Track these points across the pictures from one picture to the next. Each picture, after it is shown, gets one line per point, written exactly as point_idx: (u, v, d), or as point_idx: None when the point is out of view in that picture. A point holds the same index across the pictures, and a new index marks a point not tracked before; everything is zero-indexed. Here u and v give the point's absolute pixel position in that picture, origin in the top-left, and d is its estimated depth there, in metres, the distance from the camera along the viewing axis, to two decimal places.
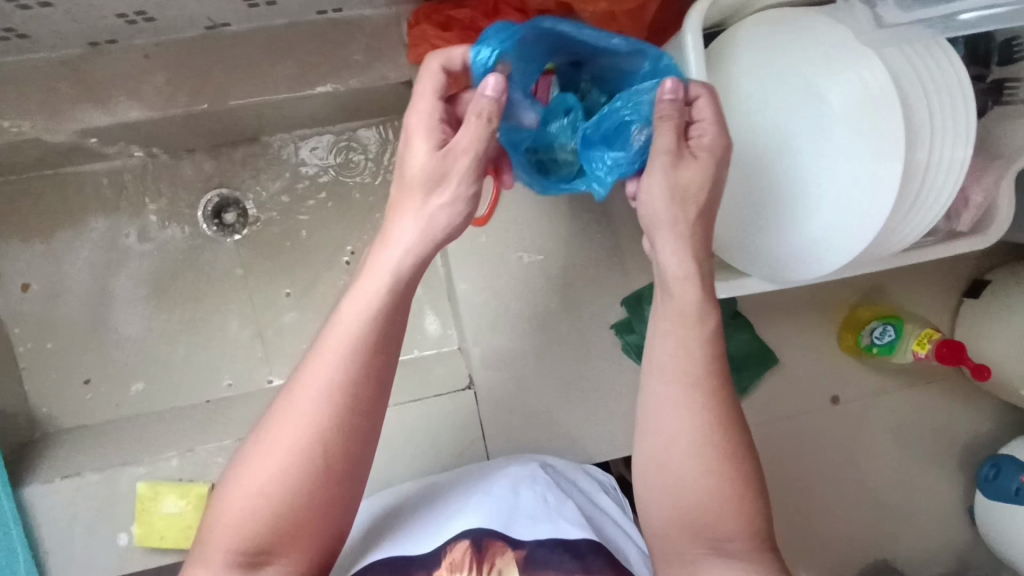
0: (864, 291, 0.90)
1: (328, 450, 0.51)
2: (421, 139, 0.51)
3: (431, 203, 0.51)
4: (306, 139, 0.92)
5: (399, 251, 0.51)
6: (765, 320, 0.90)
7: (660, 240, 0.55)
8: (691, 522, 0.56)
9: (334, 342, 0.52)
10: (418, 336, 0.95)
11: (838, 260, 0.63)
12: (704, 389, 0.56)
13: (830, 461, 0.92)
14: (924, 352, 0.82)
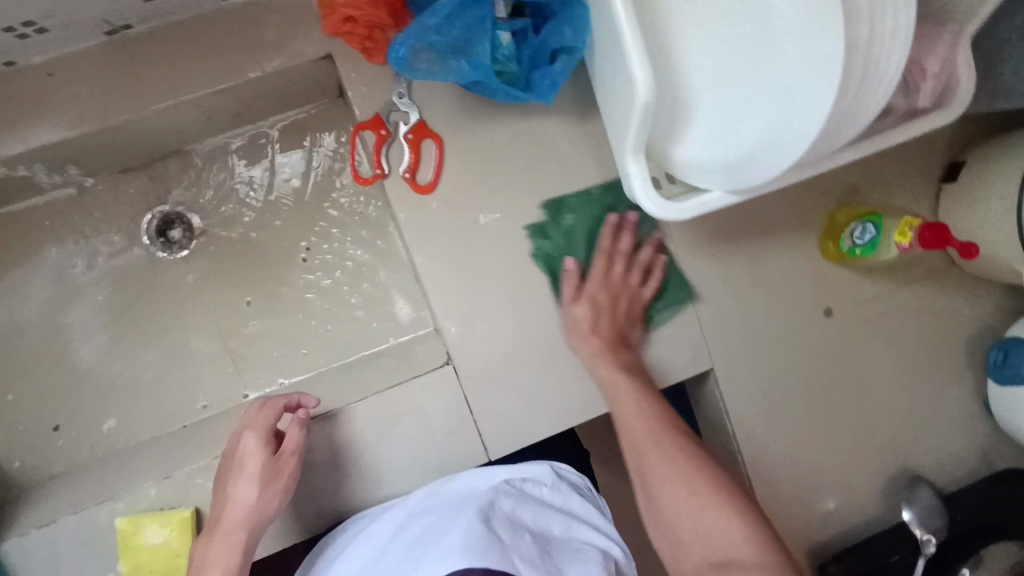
0: (840, 196, 0.87)
1: None
2: (244, 471, 0.70)
3: (269, 490, 0.70)
4: (242, 139, 0.88)
5: (233, 519, 0.69)
6: (745, 242, 0.85)
7: (580, 349, 0.79)
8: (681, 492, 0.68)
9: (224, 533, 0.69)
10: (390, 324, 0.89)
11: (788, 157, 0.55)
12: (644, 400, 0.76)
13: (832, 376, 0.89)
14: (907, 241, 0.76)
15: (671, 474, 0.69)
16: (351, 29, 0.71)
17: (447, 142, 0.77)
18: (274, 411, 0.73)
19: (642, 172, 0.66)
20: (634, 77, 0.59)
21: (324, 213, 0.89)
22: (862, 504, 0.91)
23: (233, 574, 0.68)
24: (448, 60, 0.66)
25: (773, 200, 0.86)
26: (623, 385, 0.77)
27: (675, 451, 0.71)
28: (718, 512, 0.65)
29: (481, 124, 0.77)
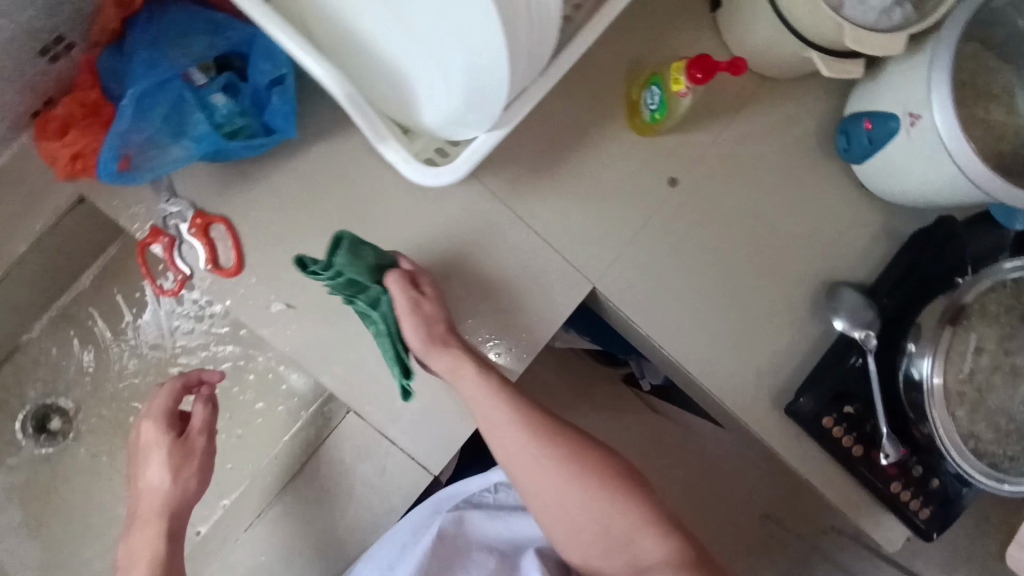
0: (628, 71, 0.85)
1: None
2: (155, 463, 0.74)
3: (186, 470, 0.74)
4: (69, 312, 0.91)
5: (152, 500, 0.73)
6: (563, 158, 0.84)
7: (465, 384, 0.73)
8: (586, 526, 0.73)
9: (146, 519, 0.73)
10: (295, 401, 0.91)
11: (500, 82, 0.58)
12: (523, 428, 0.73)
13: (709, 237, 0.89)
14: (683, 88, 0.74)
15: (543, 485, 0.73)
16: (84, 163, 0.67)
17: (234, 219, 0.75)
18: (173, 394, 0.76)
19: (401, 153, 0.66)
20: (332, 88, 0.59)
21: (176, 338, 0.92)
22: (798, 332, 0.91)
23: (167, 561, 0.71)
24: (167, 148, 0.65)
25: (570, 106, 0.84)
26: (489, 398, 0.73)
27: (563, 460, 0.73)
28: (581, 496, 0.73)
29: (256, 183, 0.76)
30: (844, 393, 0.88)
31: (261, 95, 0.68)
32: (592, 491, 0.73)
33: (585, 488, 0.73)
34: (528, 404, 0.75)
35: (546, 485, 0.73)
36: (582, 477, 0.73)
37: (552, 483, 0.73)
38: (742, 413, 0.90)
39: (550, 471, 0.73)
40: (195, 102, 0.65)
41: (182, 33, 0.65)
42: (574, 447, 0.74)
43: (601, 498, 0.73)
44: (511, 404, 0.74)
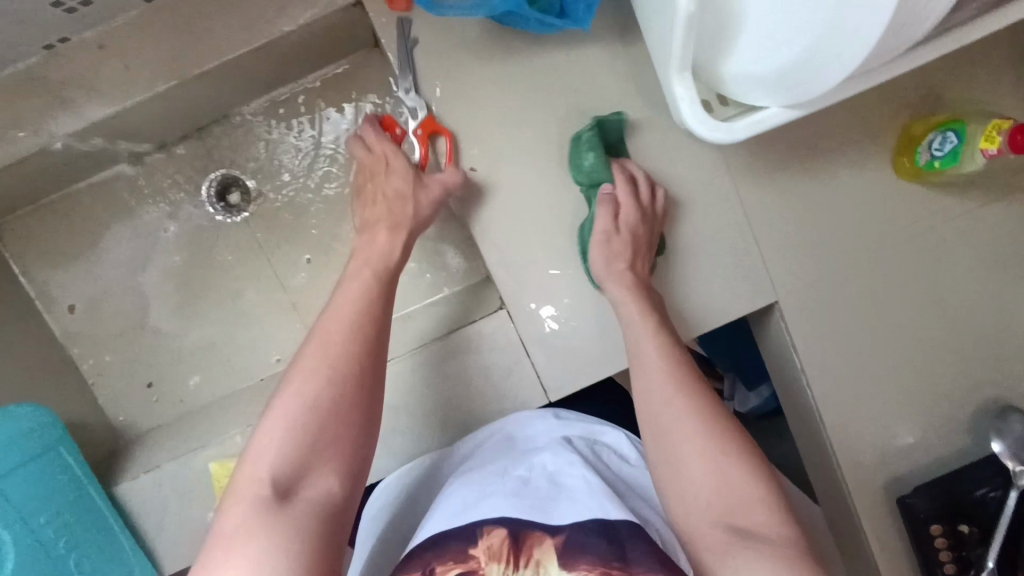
0: (919, 105, 0.79)
1: (312, 439, 0.59)
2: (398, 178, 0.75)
3: (389, 178, 0.75)
4: (284, 99, 0.90)
5: (361, 282, 0.69)
6: (805, 164, 0.79)
7: (654, 378, 0.66)
8: (714, 514, 0.59)
9: (310, 371, 0.62)
10: (443, 274, 0.93)
11: (837, 75, 0.52)
12: (688, 383, 0.66)
13: (911, 302, 0.84)
14: (995, 148, 0.67)
15: (712, 479, 0.60)
16: None
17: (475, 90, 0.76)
18: (376, 135, 0.78)
19: (690, 92, 0.62)
20: None
21: None
22: (945, 433, 0.87)
23: (344, 373, 0.62)
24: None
25: (838, 115, 0.79)
26: (655, 371, 0.67)
27: (690, 412, 0.63)
28: (743, 477, 0.60)
29: (512, 65, 0.76)
30: (962, 511, 0.83)
31: None
32: (727, 474, 0.60)
33: (736, 471, 0.60)
34: (699, 383, 0.66)
35: (678, 444, 0.62)
36: (725, 446, 0.61)
37: (680, 415, 0.64)
38: (850, 482, 0.87)
39: (714, 467, 0.60)
40: None
41: None
42: (722, 424, 0.63)
43: (735, 467, 0.60)
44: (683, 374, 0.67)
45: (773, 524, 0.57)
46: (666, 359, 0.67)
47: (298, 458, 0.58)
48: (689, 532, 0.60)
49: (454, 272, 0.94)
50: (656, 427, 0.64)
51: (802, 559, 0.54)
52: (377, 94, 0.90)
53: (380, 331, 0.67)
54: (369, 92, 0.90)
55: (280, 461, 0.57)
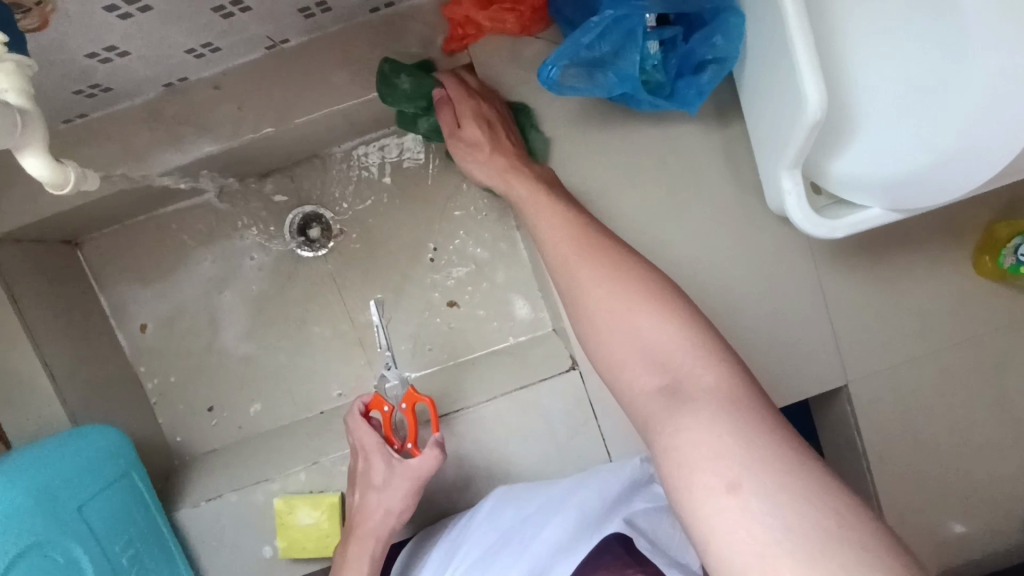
0: (1002, 207, 0.80)
1: None
2: (374, 484, 0.74)
3: (376, 485, 0.73)
4: (374, 144, 0.92)
5: (370, 528, 0.74)
6: (888, 255, 0.81)
7: (582, 274, 0.60)
8: (650, 358, 0.53)
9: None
10: (510, 324, 0.95)
11: (954, 190, 0.54)
12: (624, 264, 0.59)
13: (982, 398, 0.84)
14: None
15: (625, 337, 0.55)
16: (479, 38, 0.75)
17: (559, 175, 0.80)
18: (370, 433, 0.75)
19: (797, 187, 0.64)
20: (804, 93, 0.55)
21: (448, 214, 0.93)
22: (1004, 531, 0.86)
23: None
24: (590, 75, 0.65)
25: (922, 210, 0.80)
26: (575, 259, 0.61)
27: (625, 293, 0.57)
28: (651, 318, 0.55)
29: (614, 138, 0.77)
30: None
31: (693, 64, 0.67)
32: (660, 335, 0.54)
33: (658, 329, 0.54)
34: (632, 259, 0.60)
35: (620, 332, 0.55)
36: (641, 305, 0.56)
37: (614, 315, 0.56)
38: None
39: (614, 303, 0.57)
40: (635, 47, 0.64)
41: None
42: (667, 303, 0.55)
43: (660, 349, 0.53)
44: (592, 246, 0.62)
45: (707, 367, 0.51)
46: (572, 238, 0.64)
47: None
48: (624, 381, 0.54)
49: (521, 324, 0.95)
50: (586, 305, 0.58)
51: (748, 422, 0.47)
52: None
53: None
54: None
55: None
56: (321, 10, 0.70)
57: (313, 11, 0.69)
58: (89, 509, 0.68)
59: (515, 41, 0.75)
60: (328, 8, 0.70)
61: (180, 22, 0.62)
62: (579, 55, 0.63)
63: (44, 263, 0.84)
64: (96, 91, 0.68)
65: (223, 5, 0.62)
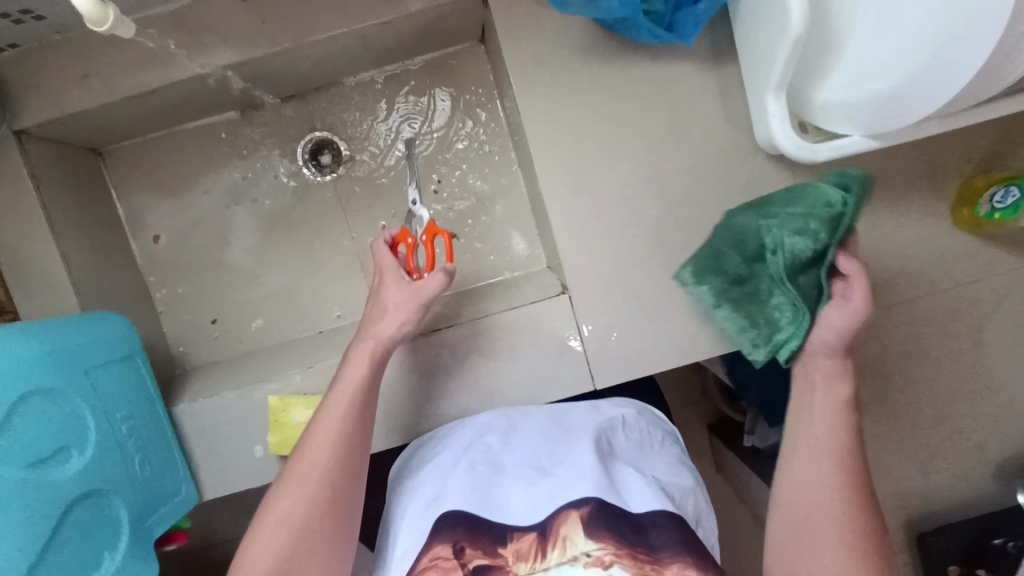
0: (980, 163, 0.84)
1: (321, 512, 0.70)
2: (390, 293, 0.76)
3: (390, 294, 0.76)
4: (388, 76, 0.97)
5: (378, 343, 0.75)
6: (872, 202, 0.84)
7: (822, 467, 0.73)
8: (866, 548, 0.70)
9: (299, 481, 0.70)
10: (507, 258, 0.99)
11: (909, 118, 0.60)
12: (845, 472, 0.73)
13: (952, 347, 0.87)
14: None
15: (812, 479, 0.74)
16: None
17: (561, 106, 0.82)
18: (392, 262, 0.78)
19: (781, 112, 0.69)
20: (787, 10, 0.60)
21: (454, 148, 0.98)
22: (969, 479, 0.89)
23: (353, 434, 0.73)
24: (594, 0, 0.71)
25: (904, 160, 0.84)
26: (818, 439, 0.75)
27: (849, 494, 0.72)
28: (814, 495, 0.73)
29: (614, 71, 0.81)
30: None
31: None
32: (863, 561, 0.69)
33: (858, 523, 0.71)
34: (870, 528, 0.71)
35: (818, 534, 0.71)
36: (849, 476, 0.73)
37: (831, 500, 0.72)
38: None
39: (826, 489, 0.73)
40: None
41: None
42: (854, 514, 0.71)
43: (846, 533, 0.71)
44: (851, 449, 0.74)
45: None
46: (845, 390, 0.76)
47: (302, 544, 0.68)
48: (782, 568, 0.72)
49: (517, 259, 0.99)
50: (794, 496, 0.74)
51: None
52: (474, 84, 0.97)
53: (361, 417, 0.73)
54: (468, 82, 0.97)
55: (272, 553, 0.67)
56: None
57: None
58: (96, 374, 0.71)
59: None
60: None
61: None
62: None
63: (67, 165, 0.89)
64: None
65: None
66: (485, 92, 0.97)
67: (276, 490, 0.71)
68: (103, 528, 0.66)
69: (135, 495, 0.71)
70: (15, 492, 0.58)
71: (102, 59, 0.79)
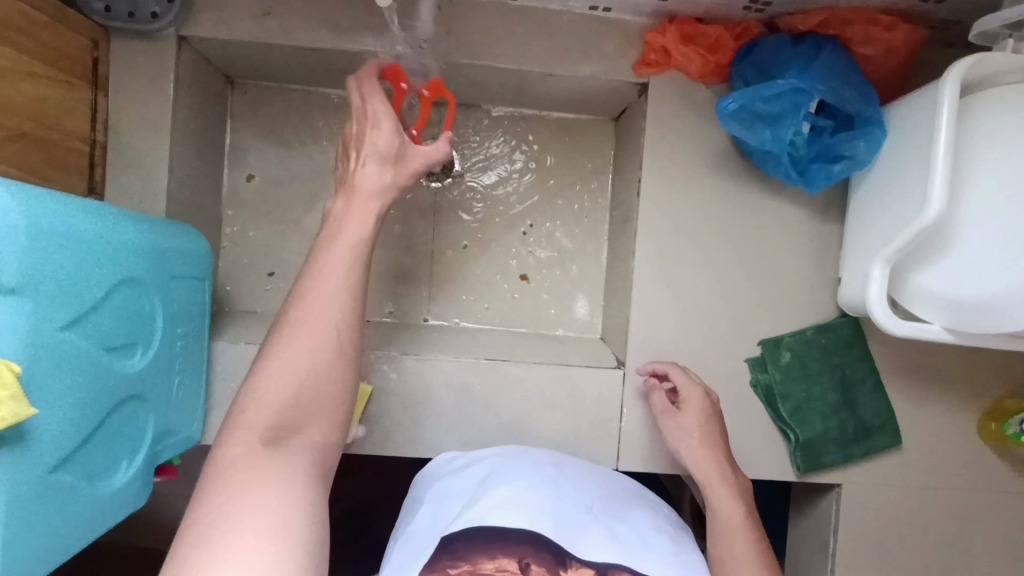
0: (1017, 389, 0.91)
1: (318, 364, 0.60)
2: (382, 135, 0.68)
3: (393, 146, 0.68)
4: (521, 117, 1.03)
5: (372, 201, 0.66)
6: (916, 389, 0.90)
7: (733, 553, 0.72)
8: None
9: (298, 337, 0.60)
10: (566, 317, 1.02)
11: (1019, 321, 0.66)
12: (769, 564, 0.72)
13: (944, 548, 0.91)
14: None
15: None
16: (661, 68, 0.85)
17: (676, 204, 0.87)
18: (378, 92, 0.70)
19: (882, 280, 0.74)
20: (928, 195, 0.67)
21: (555, 201, 1.03)
22: None
23: (351, 296, 0.62)
24: (750, 129, 0.77)
25: (955, 362, 0.90)
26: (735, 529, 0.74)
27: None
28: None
29: (734, 191, 0.88)
30: None
31: (833, 153, 0.79)
32: None
33: None
34: None
35: None
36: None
37: None
38: None
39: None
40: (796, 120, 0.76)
41: (841, 75, 0.76)
42: None
43: None
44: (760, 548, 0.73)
45: None
46: (714, 455, 0.79)
47: (308, 399, 0.59)
48: None
49: (574, 320, 1.02)
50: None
51: None
52: (594, 154, 1.03)
53: (363, 279, 0.64)
54: (588, 150, 1.03)
55: (273, 412, 0.58)
56: None
57: None
58: (177, 283, 0.70)
59: (690, 82, 0.86)
60: None
61: None
62: (754, 104, 0.75)
63: (204, 84, 0.91)
64: None
65: None
66: (601, 164, 1.03)
67: (272, 346, 0.61)
68: (130, 435, 0.63)
69: (160, 415, 0.69)
70: (90, 363, 0.55)
71: (288, 4, 0.83)
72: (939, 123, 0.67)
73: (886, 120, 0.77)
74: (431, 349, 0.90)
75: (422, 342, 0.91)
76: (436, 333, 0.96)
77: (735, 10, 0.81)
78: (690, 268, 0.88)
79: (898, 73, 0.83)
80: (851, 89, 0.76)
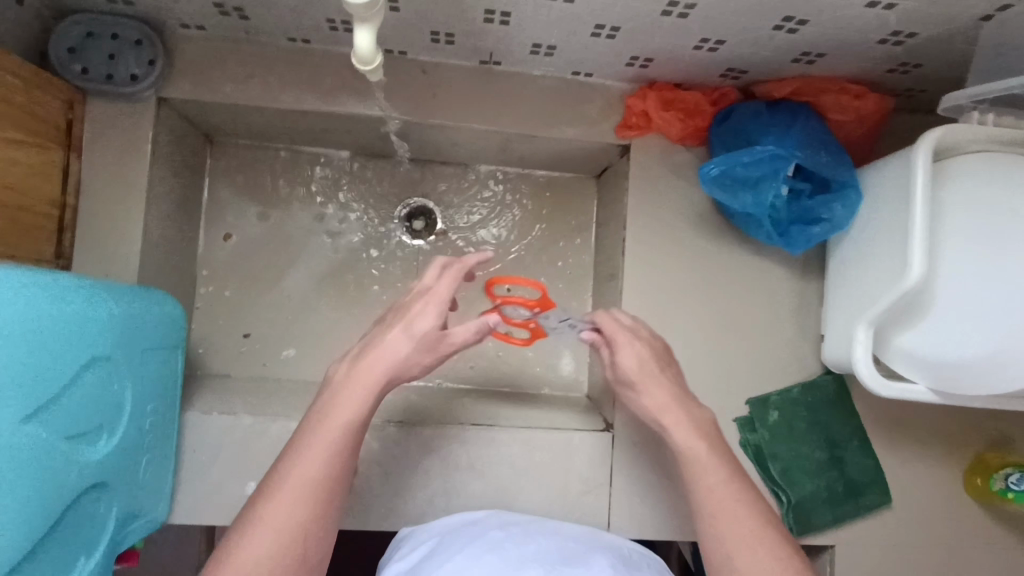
0: (997, 443, 0.92)
1: (293, 551, 0.55)
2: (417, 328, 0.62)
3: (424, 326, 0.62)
4: (504, 175, 1.03)
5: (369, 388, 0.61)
6: (900, 445, 0.90)
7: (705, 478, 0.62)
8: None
9: (270, 520, 0.55)
10: (551, 375, 1.01)
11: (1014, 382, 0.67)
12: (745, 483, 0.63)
13: None
14: None
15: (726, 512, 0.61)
16: (642, 131, 0.87)
17: (660, 264, 0.88)
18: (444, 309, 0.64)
19: (866, 342, 0.75)
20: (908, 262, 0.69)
21: (538, 258, 1.03)
22: None
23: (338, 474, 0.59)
24: (730, 193, 0.79)
25: (935, 418, 0.91)
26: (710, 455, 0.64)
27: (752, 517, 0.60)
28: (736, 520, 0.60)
29: (716, 251, 0.89)
30: None
31: (811, 216, 0.81)
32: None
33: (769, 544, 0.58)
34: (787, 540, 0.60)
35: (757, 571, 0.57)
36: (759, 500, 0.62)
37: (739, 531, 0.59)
38: None
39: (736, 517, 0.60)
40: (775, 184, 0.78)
41: (816, 142, 0.79)
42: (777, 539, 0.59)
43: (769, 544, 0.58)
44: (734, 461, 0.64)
45: None
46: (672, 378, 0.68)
47: None
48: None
49: (559, 378, 1.01)
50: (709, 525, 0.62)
51: None
52: (576, 211, 1.04)
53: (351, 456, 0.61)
54: (571, 208, 1.04)
55: None
56: (546, 52, 0.80)
57: (541, 50, 0.80)
58: (150, 356, 0.67)
59: (671, 145, 0.88)
60: (553, 53, 0.81)
61: (446, 11, 0.73)
62: (734, 169, 0.77)
63: (182, 144, 0.89)
64: (343, 27, 0.78)
65: (493, 12, 0.73)
66: (583, 221, 1.04)
67: (235, 531, 0.56)
68: (91, 526, 0.58)
69: (125, 499, 0.64)
70: (50, 455, 0.51)
71: (271, 67, 0.83)
72: (915, 192, 0.69)
73: (862, 185, 0.80)
74: (414, 414, 0.87)
75: (404, 406, 0.88)
76: (419, 396, 0.93)
77: (712, 77, 0.83)
78: (676, 327, 0.88)
79: (868, 139, 0.86)
80: (825, 155, 0.78)
